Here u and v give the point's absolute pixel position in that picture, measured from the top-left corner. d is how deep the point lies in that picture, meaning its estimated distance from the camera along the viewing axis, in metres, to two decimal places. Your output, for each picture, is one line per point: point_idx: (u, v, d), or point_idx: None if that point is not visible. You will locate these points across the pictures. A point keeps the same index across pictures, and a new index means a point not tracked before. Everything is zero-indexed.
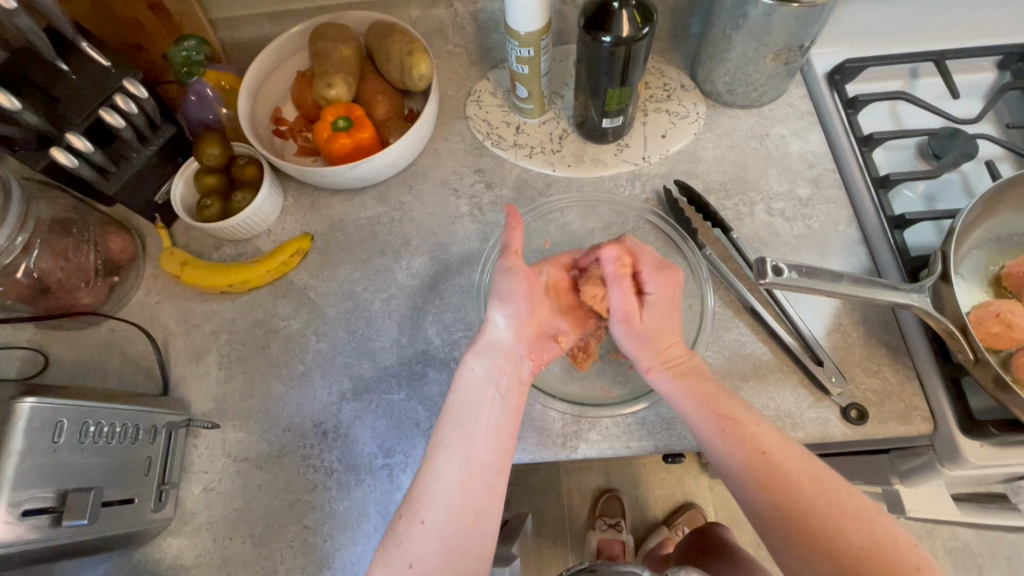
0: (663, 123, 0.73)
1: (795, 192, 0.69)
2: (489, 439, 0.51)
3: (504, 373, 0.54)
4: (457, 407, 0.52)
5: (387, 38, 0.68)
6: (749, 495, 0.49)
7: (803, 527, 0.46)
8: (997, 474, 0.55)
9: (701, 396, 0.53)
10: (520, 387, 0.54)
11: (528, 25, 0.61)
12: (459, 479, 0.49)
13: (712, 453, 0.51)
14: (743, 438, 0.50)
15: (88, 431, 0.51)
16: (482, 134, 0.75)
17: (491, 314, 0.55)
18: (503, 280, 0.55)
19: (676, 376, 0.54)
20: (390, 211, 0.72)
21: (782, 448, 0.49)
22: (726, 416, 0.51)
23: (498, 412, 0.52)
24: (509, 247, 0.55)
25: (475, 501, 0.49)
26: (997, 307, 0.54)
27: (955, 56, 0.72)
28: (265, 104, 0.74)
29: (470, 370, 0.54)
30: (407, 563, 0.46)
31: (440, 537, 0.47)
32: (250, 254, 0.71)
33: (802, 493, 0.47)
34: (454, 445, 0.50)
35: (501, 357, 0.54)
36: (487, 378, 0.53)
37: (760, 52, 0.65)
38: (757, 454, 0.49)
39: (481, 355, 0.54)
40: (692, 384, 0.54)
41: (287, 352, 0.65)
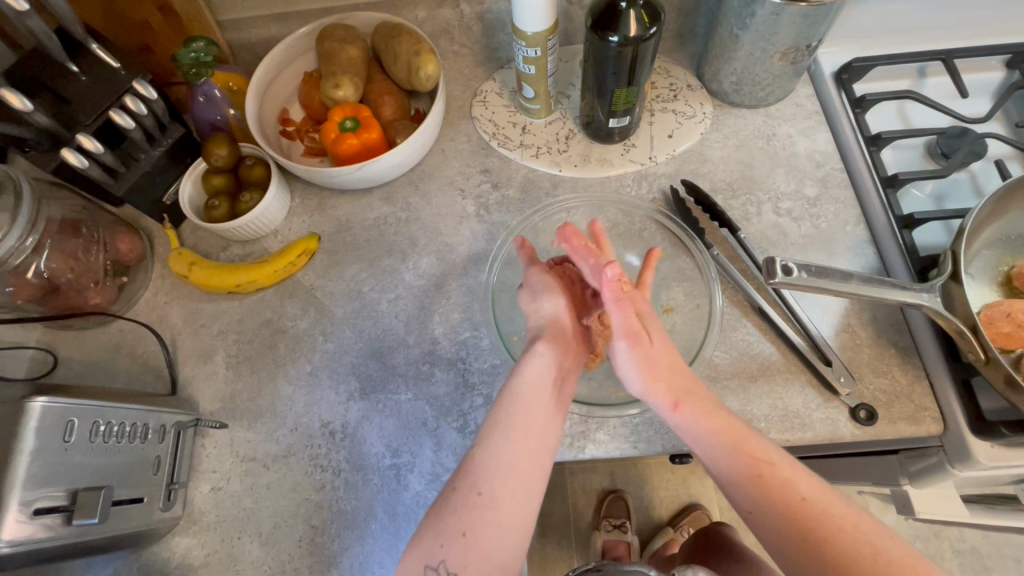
0: (670, 123, 0.73)
1: (803, 192, 0.69)
2: (546, 418, 0.51)
3: (565, 359, 0.55)
4: (519, 386, 0.52)
5: (394, 39, 0.69)
6: (785, 546, 0.47)
7: (840, 570, 0.44)
8: (1008, 475, 0.55)
9: (731, 436, 0.51)
10: (573, 376, 0.56)
11: (534, 25, 0.61)
12: (518, 454, 0.49)
13: (741, 495, 0.49)
14: (776, 480, 0.48)
15: (98, 431, 0.51)
16: (488, 134, 0.75)
17: (539, 303, 0.59)
18: (536, 276, 0.60)
19: (704, 416, 0.52)
20: (396, 211, 0.72)
21: (818, 494, 0.48)
22: (758, 458, 0.50)
23: (557, 396, 0.53)
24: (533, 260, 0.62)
25: (529, 478, 0.48)
26: (1007, 306, 0.53)
27: (964, 55, 0.72)
28: (272, 105, 0.74)
29: (537, 356, 0.54)
30: (461, 531, 0.46)
31: (497, 508, 0.46)
32: (257, 254, 0.71)
33: (835, 533, 0.46)
34: (514, 421, 0.50)
35: (562, 344, 0.56)
36: (551, 363, 0.54)
37: (767, 52, 0.65)
38: (790, 496, 0.47)
39: (549, 342, 0.55)
40: (722, 424, 0.51)
41: (295, 352, 0.66)
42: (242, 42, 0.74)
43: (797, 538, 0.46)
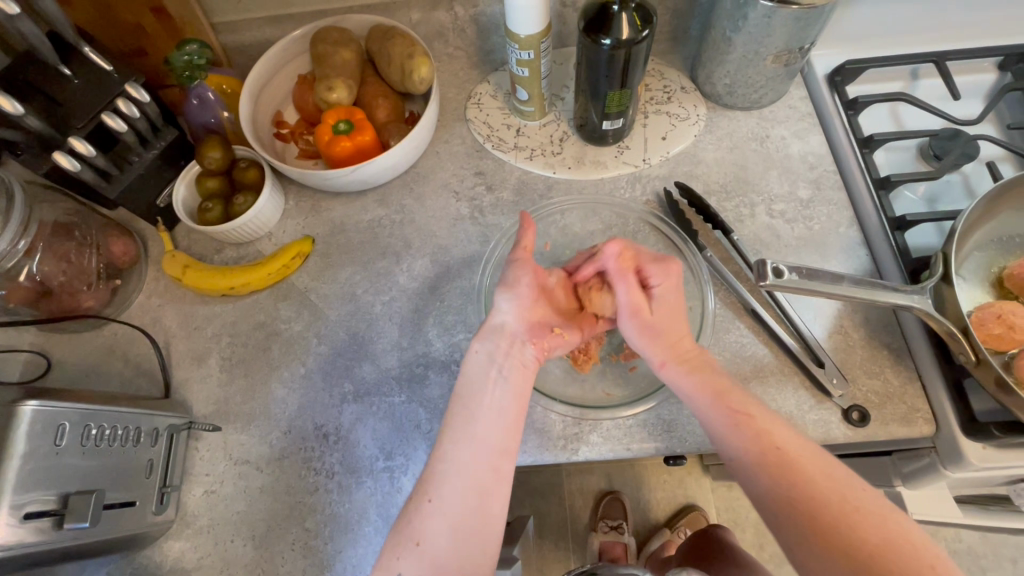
0: (664, 124, 0.74)
1: (796, 193, 0.69)
2: (492, 417, 0.51)
3: (506, 355, 0.54)
4: (463, 391, 0.53)
5: (388, 41, 0.69)
6: (758, 487, 0.48)
7: (809, 515, 0.45)
8: (1001, 476, 0.55)
9: (715, 391, 0.52)
10: (523, 369, 0.54)
11: (528, 28, 0.61)
12: (463, 457, 0.49)
13: (722, 442, 0.51)
14: (756, 432, 0.49)
15: (89, 434, 0.51)
16: (482, 136, 0.75)
17: (496, 301, 0.56)
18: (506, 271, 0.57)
19: (690, 374, 0.54)
20: (391, 214, 0.72)
21: (795, 443, 0.48)
22: (740, 412, 0.51)
23: (500, 394, 0.52)
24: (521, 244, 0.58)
25: (480, 480, 0.48)
26: (998, 308, 0.54)
27: (956, 57, 0.72)
28: (267, 107, 0.74)
29: (475, 354, 0.54)
30: (415, 540, 0.47)
31: (447, 513, 0.47)
32: (252, 257, 0.71)
33: (804, 476, 0.46)
34: (457, 425, 0.51)
35: (505, 340, 0.55)
36: (488, 360, 0.54)
37: (760, 54, 0.65)
38: (763, 441, 0.49)
39: (487, 337, 0.55)
40: (706, 381, 0.53)
41: (289, 354, 0.66)
42: (237, 45, 0.75)
43: (774, 488, 0.47)
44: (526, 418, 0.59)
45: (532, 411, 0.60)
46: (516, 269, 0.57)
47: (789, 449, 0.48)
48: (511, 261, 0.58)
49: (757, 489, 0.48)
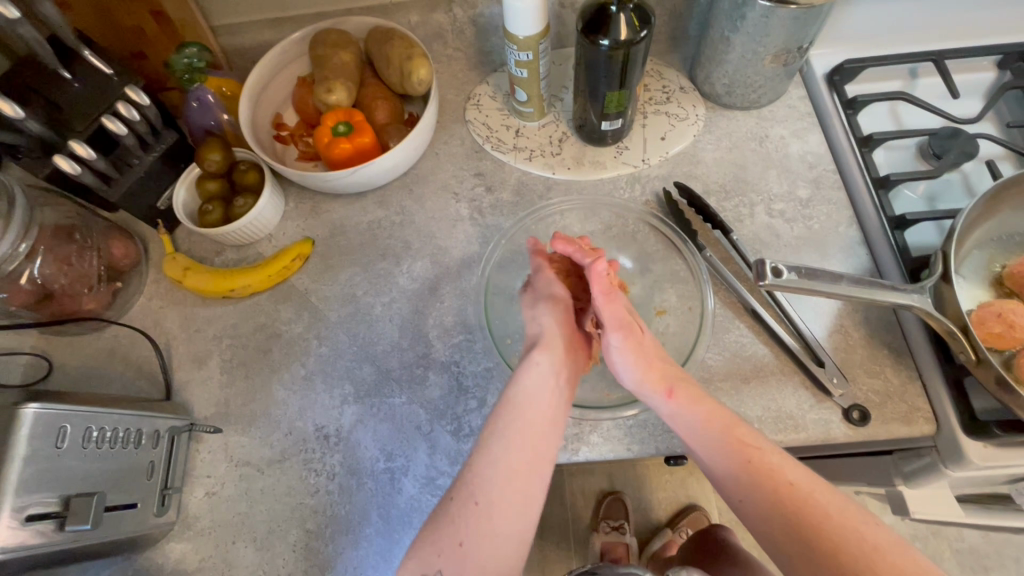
0: (663, 125, 0.74)
1: (795, 193, 0.69)
2: (546, 426, 0.51)
3: (564, 366, 0.55)
4: (520, 396, 0.52)
5: (387, 43, 0.69)
6: (771, 527, 0.47)
7: (827, 556, 0.45)
8: (1002, 475, 0.55)
9: (719, 432, 0.51)
10: (574, 382, 0.55)
11: (526, 29, 0.61)
12: (516, 462, 0.50)
13: (733, 481, 0.50)
14: (774, 482, 0.48)
15: (91, 437, 0.51)
16: (481, 137, 0.75)
17: (535, 308, 0.58)
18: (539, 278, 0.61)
19: (695, 414, 0.52)
20: (390, 215, 0.73)
21: (806, 480, 0.48)
22: (747, 453, 0.50)
23: (557, 405, 0.53)
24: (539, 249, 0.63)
25: (525, 488, 0.49)
26: (999, 307, 0.53)
27: (955, 55, 0.72)
28: (267, 109, 0.74)
29: (535, 364, 0.54)
30: (458, 540, 0.46)
31: (495, 518, 0.47)
32: (252, 259, 0.71)
33: (819, 516, 0.46)
34: (513, 430, 0.51)
35: (561, 353, 0.55)
36: (550, 373, 0.54)
37: (758, 54, 0.65)
38: (778, 481, 0.48)
39: (547, 351, 0.55)
40: (711, 422, 0.51)
41: (289, 356, 0.66)
42: (236, 47, 0.75)
43: (783, 525, 0.47)
44: None
45: None
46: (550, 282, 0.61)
47: (795, 487, 0.48)
48: (539, 276, 0.61)
49: (766, 527, 0.48)
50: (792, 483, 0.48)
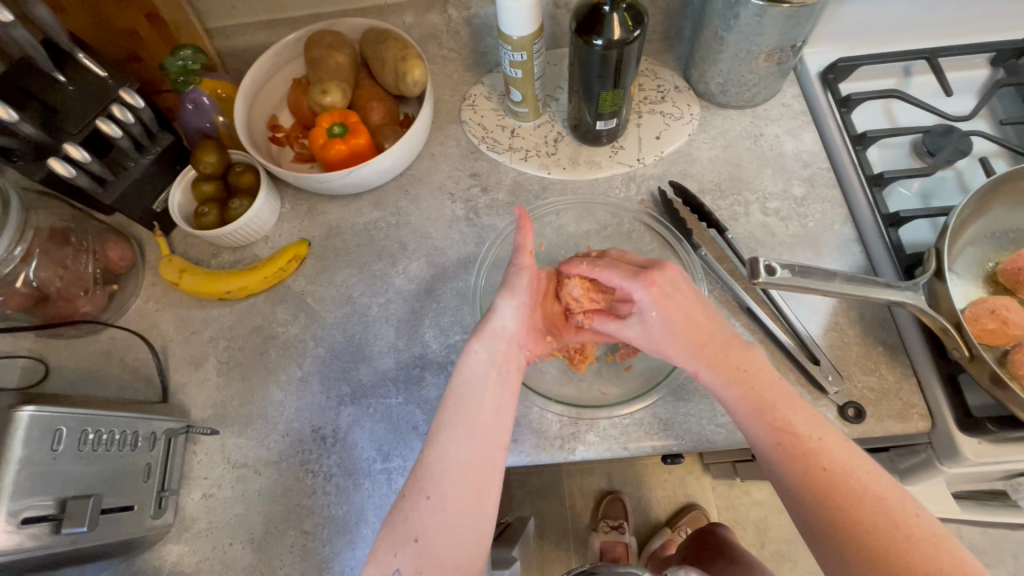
0: (658, 124, 0.74)
1: (790, 191, 0.69)
2: (494, 417, 0.51)
3: (506, 358, 0.53)
4: (462, 388, 0.52)
5: (382, 44, 0.69)
6: (799, 506, 0.47)
7: (855, 541, 0.44)
8: (998, 471, 0.55)
9: (753, 400, 0.50)
10: (518, 372, 0.54)
11: (520, 30, 0.61)
12: (464, 455, 0.49)
13: (763, 457, 0.49)
14: (805, 463, 0.47)
15: (87, 439, 0.51)
16: (477, 138, 0.75)
17: (496, 304, 0.54)
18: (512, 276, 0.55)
19: (730, 382, 0.51)
20: (387, 216, 0.73)
21: (844, 464, 0.47)
22: (781, 423, 0.49)
23: (499, 395, 0.52)
24: (521, 247, 0.55)
25: (479, 478, 0.48)
26: (992, 303, 0.54)
27: (948, 54, 0.72)
28: (262, 111, 0.75)
29: (475, 354, 0.53)
30: (414, 535, 0.46)
31: (448, 510, 0.47)
32: (248, 260, 0.71)
33: (854, 502, 0.45)
34: (459, 423, 0.50)
35: (505, 343, 0.54)
36: (490, 363, 0.53)
37: (752, 53, 0.65)
38: (811, 463, 0.47)
39: (487, 341, 0.53)
40: (748, 390, 0.50)
41: (286, 357, 0.66)
42: (231, 49, 0.75)
43: (807, 494, 0.46)
44: (522, 418, 0.59)
45: (529, 411, 0.60)
46: (518, 276, 0.55)
47: (826, 458, 0.47)
48: (511, 266, 0.56)
49: (795, 505, 0.47)
50: (825, 453, 0.47)
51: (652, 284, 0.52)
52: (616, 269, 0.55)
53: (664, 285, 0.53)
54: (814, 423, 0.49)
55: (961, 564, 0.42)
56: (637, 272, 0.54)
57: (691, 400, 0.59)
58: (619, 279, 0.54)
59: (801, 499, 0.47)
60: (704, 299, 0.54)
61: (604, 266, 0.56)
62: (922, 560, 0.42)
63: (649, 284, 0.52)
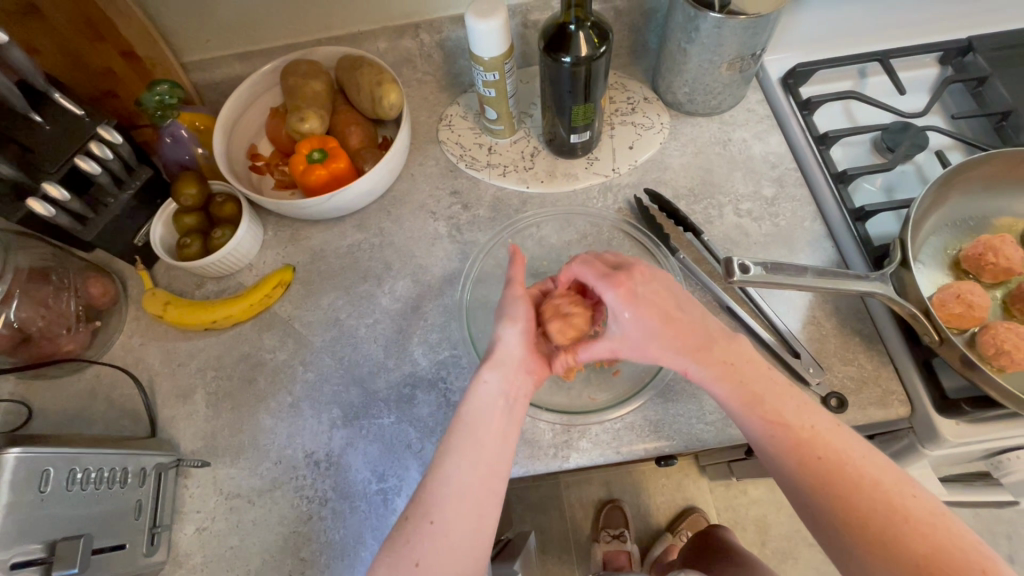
0: (630, 134, 0.76)
1: (760, 192, 0.71)
2: (499, 445, 0.51)
3: (515, 385, 0.53)
4: (469, 413, 0.52)
5: (357, 71, 0.70)
6: (800, 496, 0.48)
7: (856, 525, 0.45)
8: (978, 450, 0.57)
9: (744, 394, 0.51)
10: (525, 400, 0.54)
11: (490, 51, 0.63)
12: (469, 479, 0.49)
13: (761, 449, 0.50)
14: (802, 453, 0.48)
15: (75, 478, 0.50)
16: (455, 156, 0.77)
17: (498, 331, 0.55)
18: (508, 302, 0.57)
19: (721, 378, 0.52)
20: (370, 237, 0.74)
21: (840, 450, 0.47)
22: (773, 415, 0.50)
23: (506, 421, 0.52)
24: (514, 279, 0.57)
25: (480, 503, 0.48)
26: (957, 288, 0.55)
27: (899, 55, 0.76)
28: (241, 141, 0.76)
29: (483, 383, 0.53)
30: (415, 560, 0.46)
31: (451, 535, 0.46)
32: (233, 289, 0.71)
33: (853, 489, 0.46)
34: (463, 447, 0.50)
35: (512, 370, 0.54)
36: (500, 392, 0.53)
37: (714, 62, 0.68)
38: (807, 453, 0.48)
39: (497, 368, 0.54)
40: (738, 384, 0.51)
41: (275, 384, 0.66)
42: (208, 82, 0.76)
43: (805, 485, 0.47)
44: None
45: (521, 422, 0.60)
46: (515, 302, 0.56)
47: (820, 448, 0.48)
48: (505, 296, 0.57)
49: (797, 494, 0.48)
50: (818, 442, 0.48)
51: (619, 284, 0.53)
52: (589, 267, 0.55)
53: (632, 284, 0.53)
54: (805, 412, 0.50)
55: (960, 540, 0.43)
56: (608, 273, 0.54)
57: (680, 401, 0.60)
58: (592, 279, 0.54)
59: (799, 490, 0.48)
60: (679, 293, 0.54)
61: (579, 263, 0.56)
62: (921, 542, 0.43)
63: (617, 286, 0.53)
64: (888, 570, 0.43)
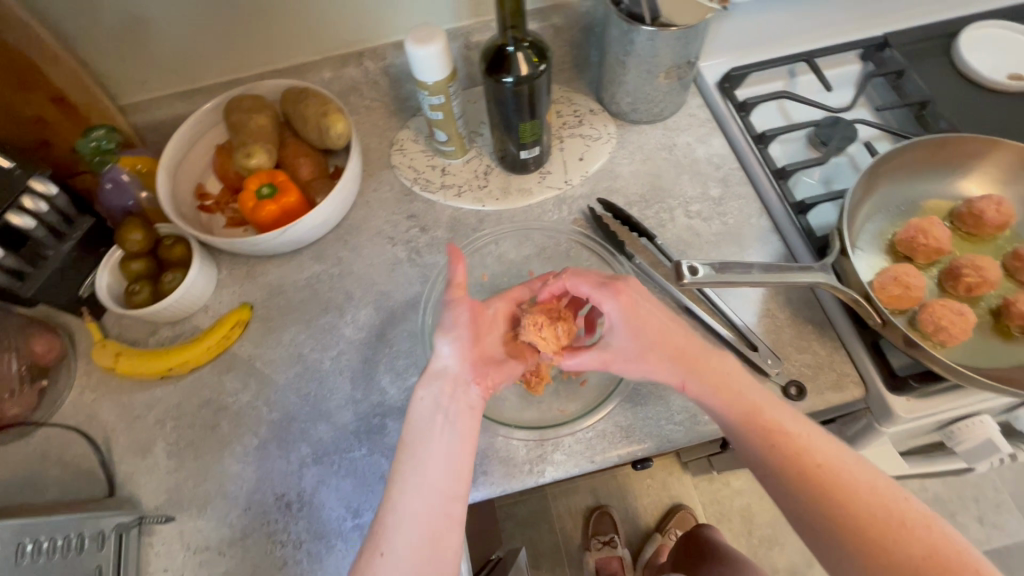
0: (580, 146, 0.78)
1: (707, 193, 0.74)
2: (439, 466, 0.50)
3: (453, 399, 0.53)
4: (413, 431, 0.52)
5: (302, 103, 0.70)
6: (798, 506, 0.49)
7: (855, 531, 0.46)
8: (931, 423, 0.60)
9: (739, 406, 0.52)
10: (471, 412, 0.54)
11: (434, 75, 0.64)
12: (419, 508, 0.49)
13: (758, 461, 0.51)
14: (800, 463, 0.49)
15: (24, 551, 0.49)
16: (409, 180, 0.77)
17: (436, 345, 0.55)
18: (445, 313, 0.55)
19: (717, 392, 0.53)
20: (329, 268, 0.73)
21: (835, 459, 0.49)
22: (771, 428, 0.51)
23: (449, 437, 0.52)
24: (454, 281, 0.54)
25: (434, 530, 0.48)
26: (894, 271, 0.58)
27: (823, 54, 0.80)
28: (187, 181, 0.74)
29: (421, 399, 0.53)
30: None
31: (403, 565, 0.46)
32: (189, 333, 0.69)
33: (850, 495, 0.47)
34: (409, 471, 0.50)
35: (451, 383, 0.54)
36: (437, 407, 0.53)
37: (653, 72, 0.71)
38: (805, 462, 0.49)
39: (431, 381, 0.54)
40: (734, 398, 0.52)
41: (240, 427, 0.64)
42: (150, 123, 0.75)
43: (805, 494, 0.48)
44: (488, 449, 0.59)
45: (494, 442, 0.60)
46: (454, 311, 0.55)
47: (820, 457, 0.49)
48: (447, 300, 0.55)
49: (794, 504, 0.49)
50: (814, 450, 0.49)
51: (619, 293, 0.55)
52: (585, 280, 0.57)
53: (632, 295, 0.55)
54: (801, 424, 0.51)
55: (952, 542, 0.45)
56: (605, 283, 0.56)
57: (649, 403, 0.61)
58: (591, 291, 0.56)
59: (798, 498, 0.49)
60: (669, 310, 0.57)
61: (574, 279, 0.58)
62: (915, 545, 0.45)
63: (618, 294, 0.55)
64: (889, 575, 0.44)
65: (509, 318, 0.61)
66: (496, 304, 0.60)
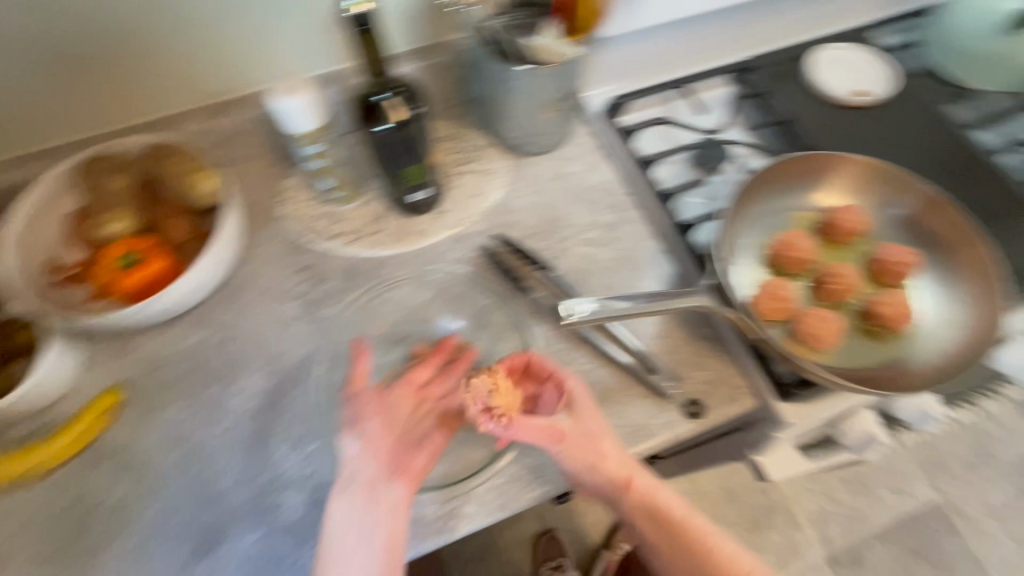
0: (473, 183, 0.78)
1: (601, 220, 0.75)
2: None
3: (369, 505, 0.52)
4: (329, 549, 0.52)
5: (167, 162, 0.66)
6: None
7: None
8: (819, 423, 0.64)
9: (645, 503, 0.58)
10: (399, 510, 0.53)
11: (305, 125, 0.60)
12: None
13: (657, 550, 0.58)
14: (693, 556, 0.57)
15: None
16: (298, 231, 0.74)
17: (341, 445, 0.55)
18: (347, 409, 0.56)
19: (631, 495, 0.57)
20: (213, 334, 0.67)
21: (721, 550, 0.57)
22: (671, 526, 0.58)
23: (369, 551, 0.51)
24: (354, 375, 0.57)
25: None
26: (769, 286, 0.62)
27: (694, 80, 0.85)
28: (37, 255, 0.65)
29: (336, 512, 0.52)
30: None
31: None
32: (47, 427, 0.61)
33: None
34: None
35: (365, 488, 0.53)
36: (355, 518, 0.52)
37: (535, 107, 0.71)
38: (697, 555, 0.57)
39: (344, 495, 0.53)
40: (645, 499, 0.58)
41: (113, 529, 0.57)
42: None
43: None
44: None
45: None
46: (358, 408, 0.56)
47: (709, 550, 0.57)
48: (350, 399, 0.57)
49: None
50: (708, 543, 0.58)
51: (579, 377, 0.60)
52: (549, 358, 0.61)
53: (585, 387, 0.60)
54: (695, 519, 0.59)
55: None
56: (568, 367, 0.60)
57: None
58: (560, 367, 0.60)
59: None
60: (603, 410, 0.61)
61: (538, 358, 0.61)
62: None
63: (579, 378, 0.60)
64: None
65: (416, 395, 0.60)
66: (399, 390, 0.59)
